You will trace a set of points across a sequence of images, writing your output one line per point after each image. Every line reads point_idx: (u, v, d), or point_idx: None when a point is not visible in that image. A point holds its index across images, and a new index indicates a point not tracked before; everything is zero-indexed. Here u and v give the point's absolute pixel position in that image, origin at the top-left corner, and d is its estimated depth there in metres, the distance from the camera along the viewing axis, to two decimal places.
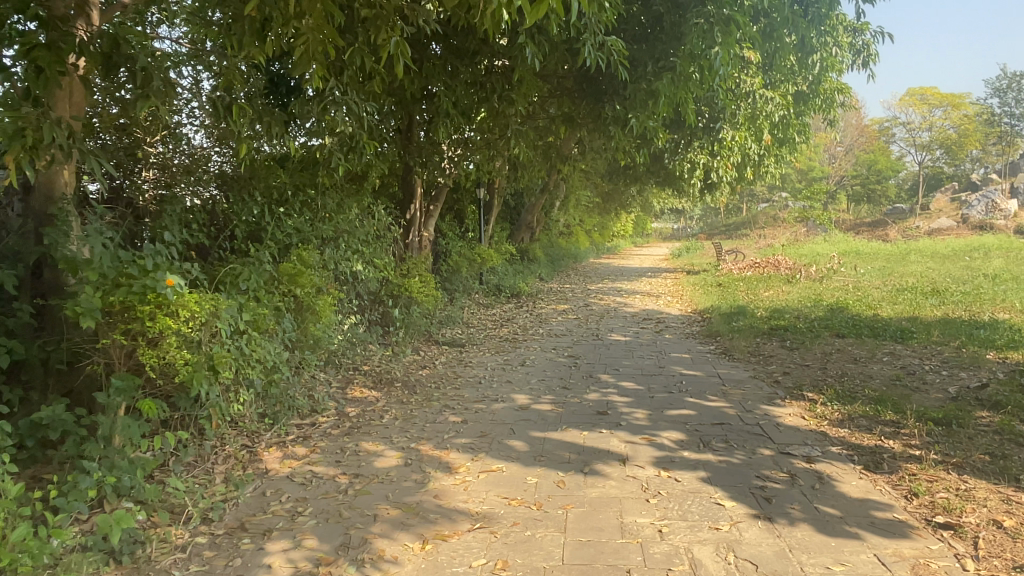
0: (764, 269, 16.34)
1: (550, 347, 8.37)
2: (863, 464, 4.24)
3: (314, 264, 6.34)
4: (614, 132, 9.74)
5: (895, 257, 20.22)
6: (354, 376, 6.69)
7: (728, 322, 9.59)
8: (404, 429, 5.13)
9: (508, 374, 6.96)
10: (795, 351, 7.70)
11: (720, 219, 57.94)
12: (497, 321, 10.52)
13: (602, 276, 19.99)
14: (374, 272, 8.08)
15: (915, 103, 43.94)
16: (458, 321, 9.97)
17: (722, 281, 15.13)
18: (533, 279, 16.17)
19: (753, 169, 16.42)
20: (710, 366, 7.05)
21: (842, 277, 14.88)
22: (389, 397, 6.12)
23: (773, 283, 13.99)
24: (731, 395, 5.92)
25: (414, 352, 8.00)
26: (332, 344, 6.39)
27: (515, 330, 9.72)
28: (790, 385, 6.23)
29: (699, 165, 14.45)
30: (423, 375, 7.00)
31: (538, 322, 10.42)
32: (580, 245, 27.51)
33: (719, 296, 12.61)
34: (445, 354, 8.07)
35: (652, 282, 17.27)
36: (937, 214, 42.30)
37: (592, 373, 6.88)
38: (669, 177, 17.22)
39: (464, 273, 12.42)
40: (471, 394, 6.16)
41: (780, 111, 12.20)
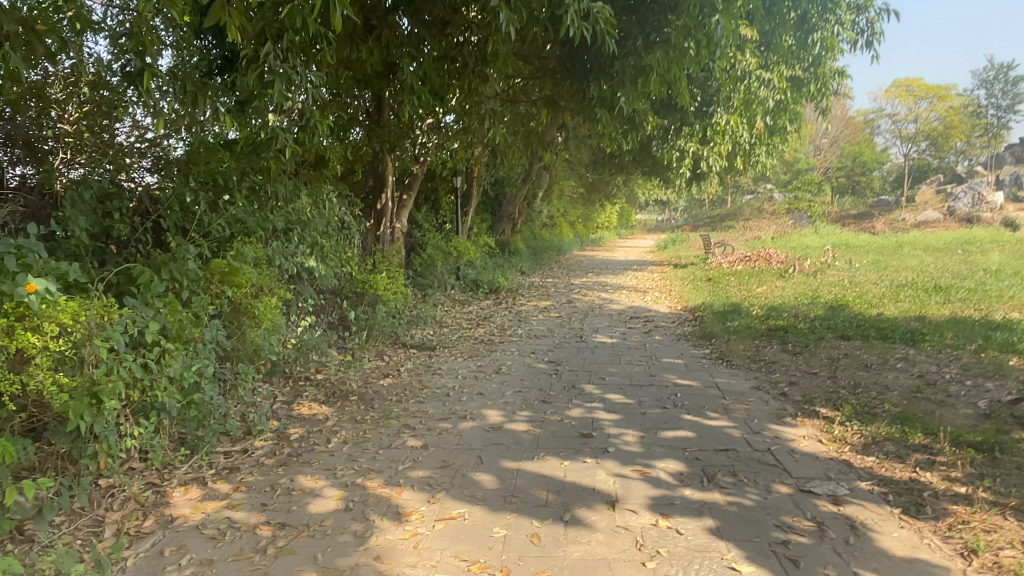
0: (756, 262, 15.65)
1: (530, 350, 7.58)
2: (901, 507, 3.49)
3: (256, 262, 5.54)
4: (599, 114, 8.93)
5: (889, 251, 19.60)
6: (304, 388, 5.86)
7: (723, 321, 8.86)
8: (352, 458, 4.32)
9: (481, 384, 6.16)
10: (799, 356, 6.97)
11: (705, 211, 57.50)
12: (473, 320, 9.71)
13: (587, 269, 19.24)
14: (332, 268, 7.30)
15: (901, 94, 43.51)
16: (431, 322, 9.16)
17: (712, 275, 14.42)
18: (514, 273, 15.38)
19: (744, 159, 15.69)
20: (706, 375, 6.30)
21: (837, 272, 14.22)
22: (341, 414, 5.30)
23: (766, 279, 13.29)
24: (734, 412, 5.16)
25: (377, 358, 7.18)
26: (276, 352, 5.57)
27: (492, 330, 8.91)
28: (800, 399, 5.48)
29: (689, 153, 13.69)
30: (384, 385, 6.18)
31: (517, 321, 9.62)
32: (564, 237, 26.74)
33: (710, 292, 11.89)
34: (413, 359, 7.26)
35: (639, 276, 16.51)
36: (923, 207, 41.99)
37: (576, 383, 6.10)
38: (656, 166, 16.45)
39: (439, 267, 11.60)
40: (436, 411, 5.36)
41: (776, 95, 11.42)
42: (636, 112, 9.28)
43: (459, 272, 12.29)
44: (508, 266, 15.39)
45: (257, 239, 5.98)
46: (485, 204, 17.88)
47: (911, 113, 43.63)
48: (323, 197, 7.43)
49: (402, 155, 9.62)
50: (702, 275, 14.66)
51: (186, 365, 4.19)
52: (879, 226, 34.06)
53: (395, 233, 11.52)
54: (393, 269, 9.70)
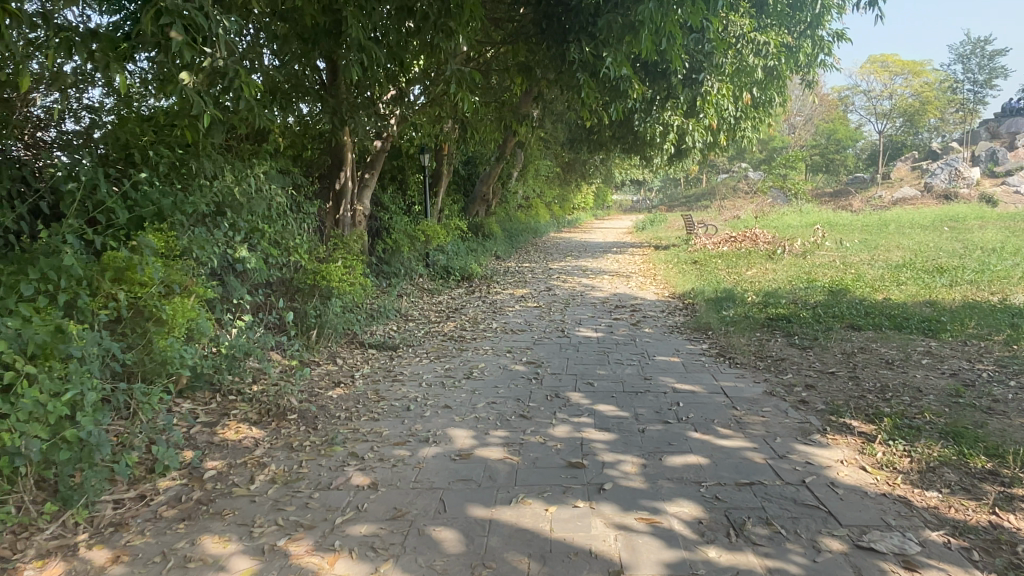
0: (741, 244, 14.85)
1: (504, 349, 6.65)
2: (995, 570, 2.66)
3: (170, 253, 4.60)
4: (581, 80, 7.98)
5: (875, 229, 18.97)
6: (234, 406, 4.88)
7: (717, 311, 8.01)
8: (278, 507, 3.38)
9: (447, 394, 5.23)
10: (810, 352, 6.13)
11: (681, 191, 56.83)
12: (442, 312, 8.76)
13: (564, 252, 18.31)
14: (277, 256, 6.36)
15: (876, 71, 43.03)
16: (395, 315, 8.20)
17: (698, 258, 13.59)
18: (488, 258, 14.40)
19: (728, 135, 14.83)
20: (708, 377, 5.43)
21: (827, 253, 13.47)
22: (274, 439, 4.33)
23: (755, 261, 12.49)
24: (750, 427, 4.29)
25: (329, 362, 6.20)
26: (193, 363, 4.58)
27: (462, 324, 7.96)
28: (825, 408, 4.62)
29: (672, 127, 12.77)
30: (333, 397, 5.21)
31: (492, 313, 8.69)
32: (539, 218, 25.76)
33: (698, 277, 11.06)
34: (371, 362, 6.30)
35: (620, 259, 15.64)
36: (898, 184, 41.75)
37: (559, 391, 5.19)
38: (636, 142, 15.53)
39: (405, 253, 10.61)
40: (392, 431, 4.42)
41: (768, 61, 10.55)
42: (619, 77, 8.33)
43: (428, 257, 11.32)
44: (482, 251, 14.41)
45: (173, 226, 4.97)
46: (456, 185, 16.83)
47: (887, 89, 43.22)
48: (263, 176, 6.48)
49: (360, 129, 8.67)
50: (687, 258, 13.84)
51: (54, 393, 3.18)
52: (856, 204, 33.64)
53: (356, 216, 10.55)
54: (351, 256, 8.77)
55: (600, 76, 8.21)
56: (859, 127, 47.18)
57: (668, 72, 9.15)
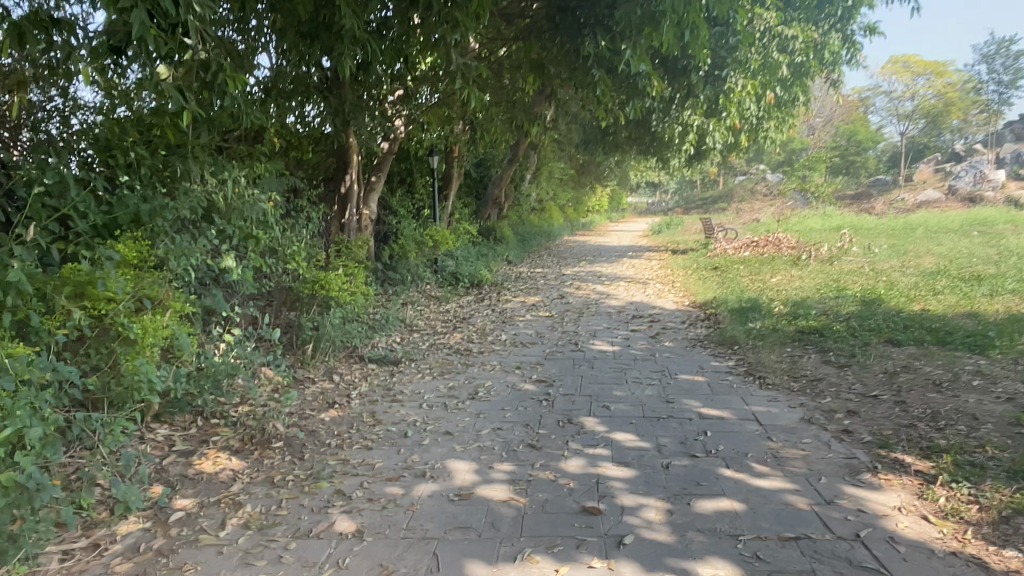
0: (763, 249, 14.28)
1: (513, 364, 6.18)
2: None
3: (146, 263, 4.20)
4: (597, 76, 7.53)
5: (902, 233, 18.28)
6: (215, 431, 4.45)
7: (742, 323, 7.49)
8: (246, 562, 2.93)
9: (450, 417, 4.77)
10: (848, 372, 5.61)
11: (697, 193, 56.16)
12: (449, 322, 8.31)
13: (579, 257, 17.84)
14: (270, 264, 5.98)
15: (898, 71, 42.14)
16: (400, 326, 7.77)
17: (718, 263, 13.06)
18: (500, 263, 13.95)
19: (749, 135, 14.27)
20: (737, 401, 4.93)
21: (854, 258, 12.89)
22: (254, 472, 3.90)
23: (778, 267, 11.95)
24: (789, 463, 3.79)
25: (325, 379, 5.76)
26: (166, 385, 4.16)
27: (470, 336, 7.50)
28: (871, 440, 4.10)
29: (691, 127, 12.25)
30: (325, 420, 4.77)
31: (502, 323, 8.23)
32: (554, 221, 25.31)
33: (720, 284, 10.55)
34: (370, 379, 5.85)
35: (636, 264, 15.13)
36: (921, 187, 40.83)
37: (572, 414, 4.73)
38: (653, 143, 15.02)
39: (413, 259, 10.19)
40: (386, 463, 3.97)
41: (795, 58, 10.03)
42: (638, 74, 7.86)
43: (437, 263, 10.90)
44: (494, 256, 13.96)
45: (150, 234, 4.54)
46: (467, 187, 16.41)
47: (908, 89, 42.32)
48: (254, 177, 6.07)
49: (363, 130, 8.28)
50: (706, 263, 13.30)
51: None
52: (878, 206, 32.87)
53: (362, 220, 10.15)
54: (354, 263, 8.39)
55: (617, 72, 7.74)
56: (880, 128, 46.28)
57: (689, 69, 8.66)
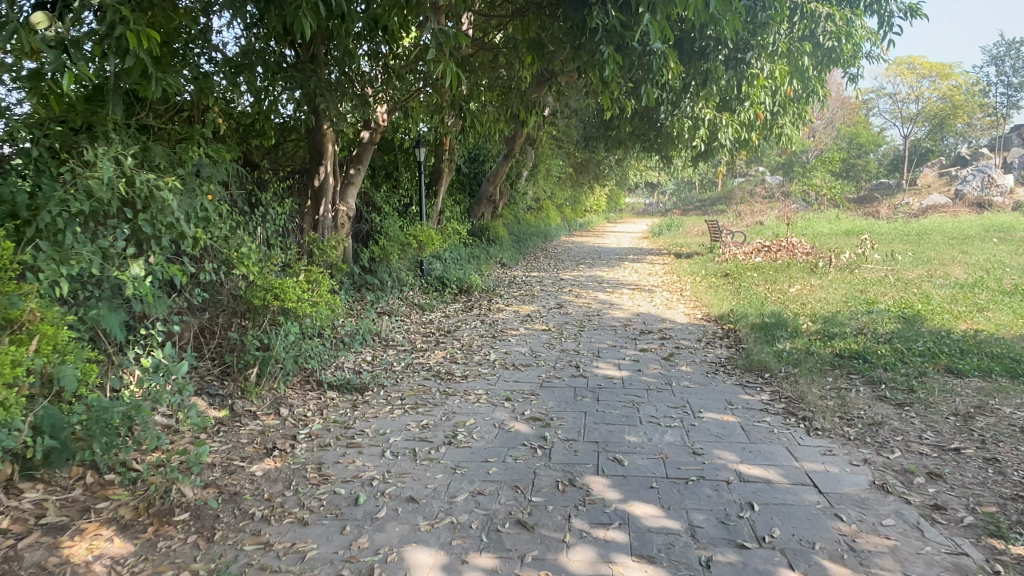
0: (777, 254, 13.24)
1: (502, 394, 5.13)
2: None
3: (9, 271, 3.10)
4: (606, 52, 6.49)
5: (920, 239, 17.28)
6: (107, 493, 3.38)
7: (769, 344, 6.45)
8: None
9: (419, 472, 3.73)
10: (910, 414, 4.58)
11: (696, 194, 55.23)
12: (431, 336, 7.24)
13: (577, 259, 16.78)
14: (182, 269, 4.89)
15: (903, 72, 41.27)
16: (373, 341, 6.71)
17: (729, 269, 12.03)
18: (492, 265, 12.91)
19: (761, 133, 13.25)
20: (785, 456, 3.90)
21: (875, 266, 11.89)
22: (141, 564, 2.85)
23: (796, 276, 10.93)
24: (876, 563, 2.76)
25: (271, 412, 4.70)
26: (23, 438, 3.09)
27: (453, 354, 6.44)
28: (976, 524, 3.08)
29: (702, 121, 11.22)
30: (257, 476, 3.70)
31: (492, 337, 7.18)
32: (550, 221, 24.27)
33: (734, 294, 9.53)
34: (327, 412, 4.78)
35: (639, 269, 14.09)
36: (926, 191, 39.87)
37: (575, 469, 3.69)
38: (658, 139, 13.97)
39: (394, 262, 9.14)
40: (323, 550, 2.92)
41: (822, 43, 9.02)
42: (651, 53, 6.82)
43: (422, 266, 9.82)
44: (486, 258, 12.88)
45: (34, 232, 3.49)
46: (460, 184, 15.32)
47: (913, 91, 41.38)
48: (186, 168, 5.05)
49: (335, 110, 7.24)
50: (716, 269, 12.23)
51: None
52: (884, 210, 31.88)
53: (336, 218, 9.10)
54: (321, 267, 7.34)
55: (630, 49, 6.71)
56: (884, 131, 45.37)
57: (707, 51, 7.64)
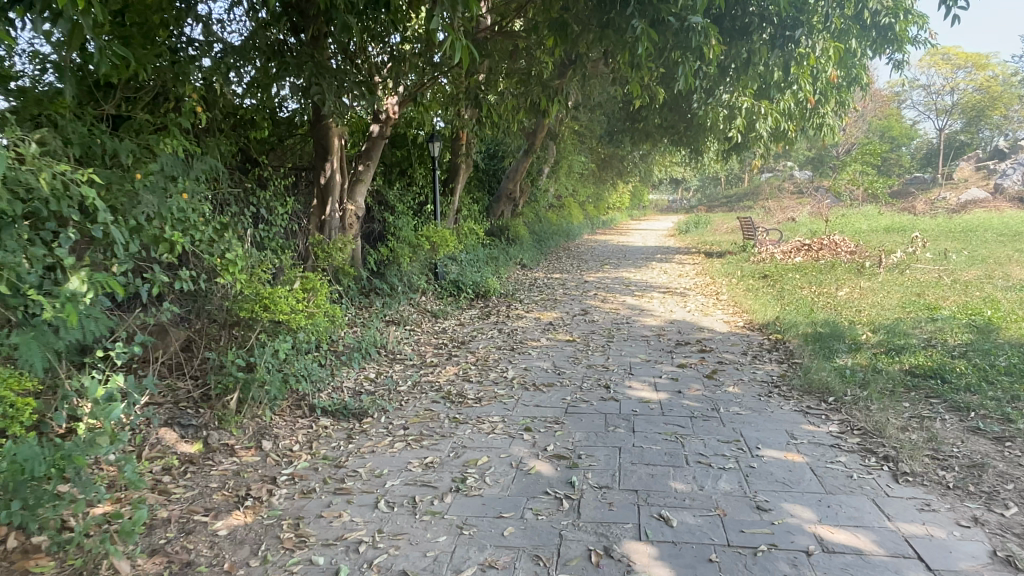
0: (818, 254, 12.36)
1: (521, 422, 4.41)
2: None
3: None
4: (639, 27, 5.76)
5: (967, 236, 16.22)
6: (28, 566, 2.73)
7: (826, 359, 5.65)
8: None
9: (417, 533, 3.02)
10: (1015, 452, 3.78)
11: (721, 191, 54.03)
12: (443, 348, 6.55)
13: (602, 259, 15.99)
14: (151, 280, 4.22)
15: (938, 63, 39.82)
16: (378, 356, 6.03)
17: (768, 270, 11.19)
18: (512, 267, 12.19)
19: (801, 123, 12.36)
20: (873, 513, 3.14)
21: (928, 266, 10.97)
22: None
23: (842, 277, 10.07)
24: None
25: (251, 446, 4.03)
26: None
27: (467, 370, 5.73)
28: None
29: (739, 110, 10.41)
30: (219, 538, 3.02)
31: (511, 349, 6.47)
32: (572, 219, 23.50)
33: (776, 299, 8.72)
34: (318, 445, 4.10)
35: (669, 270, 13.28)
36: (964, 184, 38.34)
37: (612, 531, 2.96)
38: (688, 131, 13.14)
39: (405, 265, 8.46)
40: None
41: (881, 17, 8.19)
42: (689, 29, 6.07)
43: (436, 269, 9.13)
44: (505, 259, 12.16)
45: None
46: (478, 181, 14.62)
47: (949, 82, 39.91)
48: (154, 167, 4.38)
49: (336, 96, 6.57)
50: (753, 271, 11.40)
51: None
52: (921, 206, 30.57)
53: (343, 218, 8.45)
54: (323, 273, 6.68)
55: (667, 23, 5.97)
56: (918, 123, 43.84)
57: (751, 28, 6.87)
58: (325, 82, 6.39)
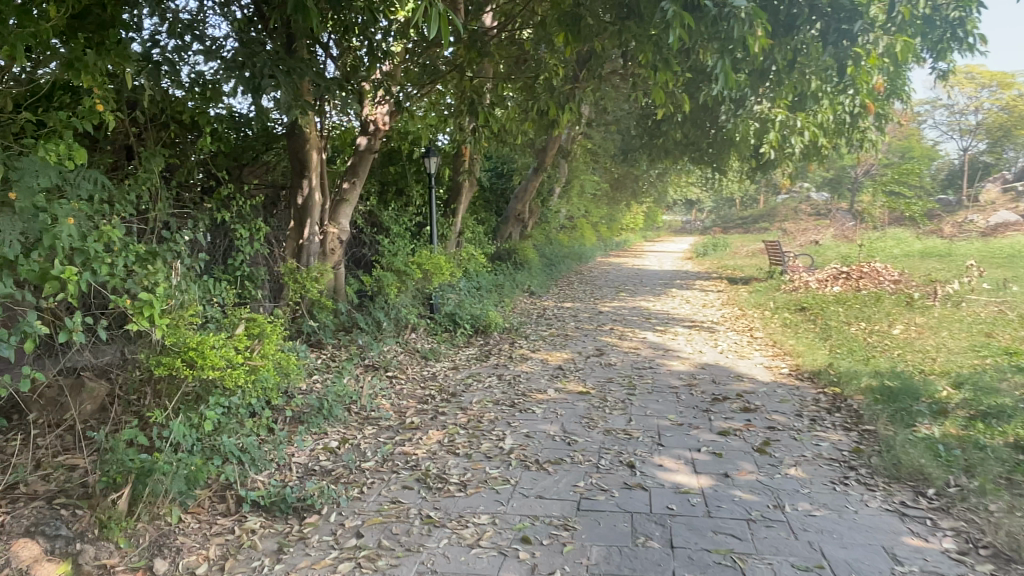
0: (858, 282, 11.15)
1: (515, 527, 3.25)
2: None
3: None
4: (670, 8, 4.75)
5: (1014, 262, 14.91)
6: None
7: (908, 428, 4.46)
8: None
9: None
10: None
11: (737, 212, 52.77)
12: (429, 401, 5.42)
13: (618, 286, 14.80)
14: (19, 330, 3.14)
15: (961, 81, 38.54)
16: (346, 415, 4.89)
17: (805, 301, 9.98)
18: (519, 296, 11.05)
19: (837, 138, 11.21)
20: None
21: (986, 297, 9.72)
22: None
23: (892, 312, 8.86)
24: None
25: (140, 567, 2.92)
26: None
27: (453, 436, 4.58)
28: None
29: (773, 122, 9.35)
30: None
31: (510, 404, 5.33)
32: (585, 242, 22.36)
33: (822, 338, 7.52)
34: (233, 565, 2.98)
35: (691, 299, 12.09)
36: (991, 206, 36.87)
37: None
38: (712, 147, 12.06)
39: (392, 297, 7.36)
40: None
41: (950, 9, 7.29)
42: (730, 17, 5.07)
43: (430, 301, 8.02)
44: (511, 287, 11.02)
45: None
46: (484, 201, 13.53)
47: (973, 102, 38.57)
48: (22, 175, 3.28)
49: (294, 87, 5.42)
50: (787, 302, 10.20)
51: None
52: (949, 228, 29.10)
53: (319, 242, 7.38)
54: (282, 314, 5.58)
55: (707, 11, 5.07)
56: (940, 144, 42.49)
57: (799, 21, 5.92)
58: (283, 78, 5.26)
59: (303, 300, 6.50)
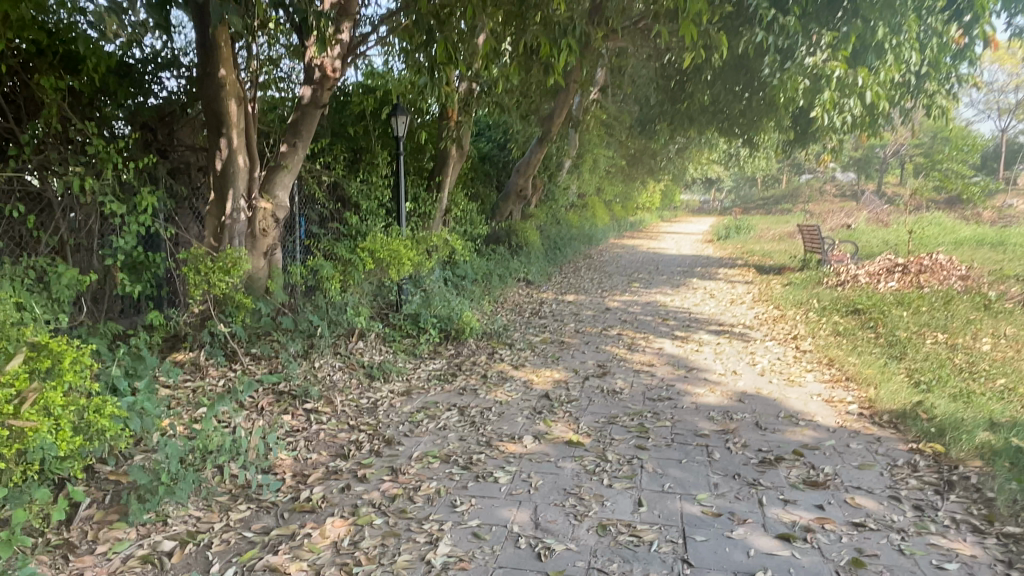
0: (915, 277, 9.35)
1: None
2: None
3: None
4: None
5: None
6: None
7: None
8: None
9: None
10: None
11: (758, 193, 50.48)
12: (348, 455, 3.76)
13: (631, 274, 13.03)
14: None
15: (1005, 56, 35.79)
16: (210, 486, 3.26)
17: (856, 301, 8.21)
18: (511, 288, 9.37)
19: (897, 104, 9.33)
20: None
21: None
22: None
23: (971, 319, 7.09)
24: None
25: None
26: None
27: (361, 531, 2.94)
28: None
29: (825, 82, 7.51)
30: None
31: (466, 461, 3.67)
32: (598, 222, 20.57)
33: (893, 357, 5.77)
34: None
35: (715, 292, 10.35)
36: None
37: None
38: (746, 113, 10.21)
39: (335, 292, 5.70)
40: None
41: None
42: None
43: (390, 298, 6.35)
44: (502, 277, 9.32)
45: None
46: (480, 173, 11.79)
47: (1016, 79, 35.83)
48: None
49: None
50: (834, 301, 8.44)
51: None
52: (990, 213, 26.81)
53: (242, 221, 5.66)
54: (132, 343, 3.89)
55: None
56: (977, 123, 39.85)
57: None
58: None
59: (206, 298, 4.87)
